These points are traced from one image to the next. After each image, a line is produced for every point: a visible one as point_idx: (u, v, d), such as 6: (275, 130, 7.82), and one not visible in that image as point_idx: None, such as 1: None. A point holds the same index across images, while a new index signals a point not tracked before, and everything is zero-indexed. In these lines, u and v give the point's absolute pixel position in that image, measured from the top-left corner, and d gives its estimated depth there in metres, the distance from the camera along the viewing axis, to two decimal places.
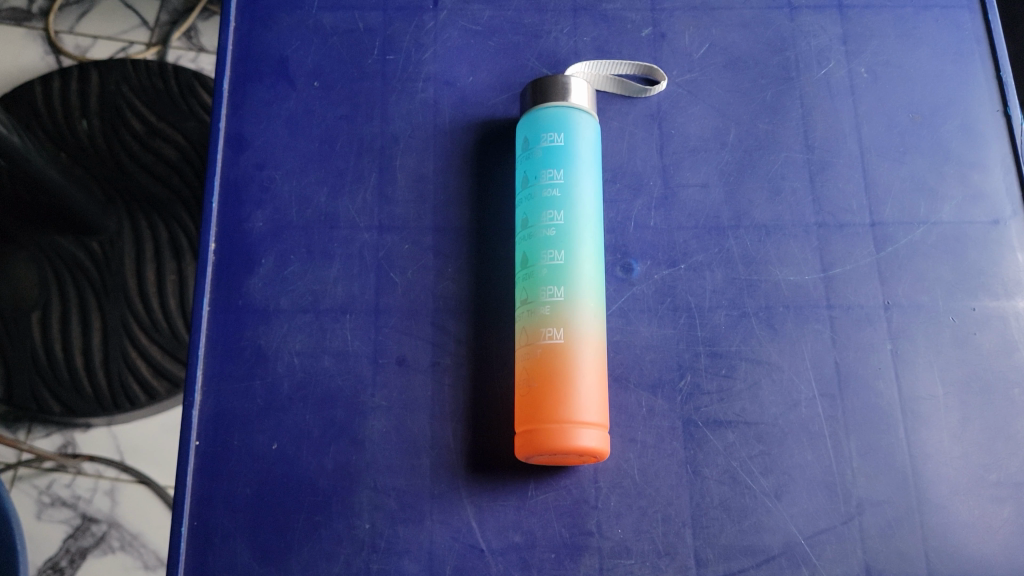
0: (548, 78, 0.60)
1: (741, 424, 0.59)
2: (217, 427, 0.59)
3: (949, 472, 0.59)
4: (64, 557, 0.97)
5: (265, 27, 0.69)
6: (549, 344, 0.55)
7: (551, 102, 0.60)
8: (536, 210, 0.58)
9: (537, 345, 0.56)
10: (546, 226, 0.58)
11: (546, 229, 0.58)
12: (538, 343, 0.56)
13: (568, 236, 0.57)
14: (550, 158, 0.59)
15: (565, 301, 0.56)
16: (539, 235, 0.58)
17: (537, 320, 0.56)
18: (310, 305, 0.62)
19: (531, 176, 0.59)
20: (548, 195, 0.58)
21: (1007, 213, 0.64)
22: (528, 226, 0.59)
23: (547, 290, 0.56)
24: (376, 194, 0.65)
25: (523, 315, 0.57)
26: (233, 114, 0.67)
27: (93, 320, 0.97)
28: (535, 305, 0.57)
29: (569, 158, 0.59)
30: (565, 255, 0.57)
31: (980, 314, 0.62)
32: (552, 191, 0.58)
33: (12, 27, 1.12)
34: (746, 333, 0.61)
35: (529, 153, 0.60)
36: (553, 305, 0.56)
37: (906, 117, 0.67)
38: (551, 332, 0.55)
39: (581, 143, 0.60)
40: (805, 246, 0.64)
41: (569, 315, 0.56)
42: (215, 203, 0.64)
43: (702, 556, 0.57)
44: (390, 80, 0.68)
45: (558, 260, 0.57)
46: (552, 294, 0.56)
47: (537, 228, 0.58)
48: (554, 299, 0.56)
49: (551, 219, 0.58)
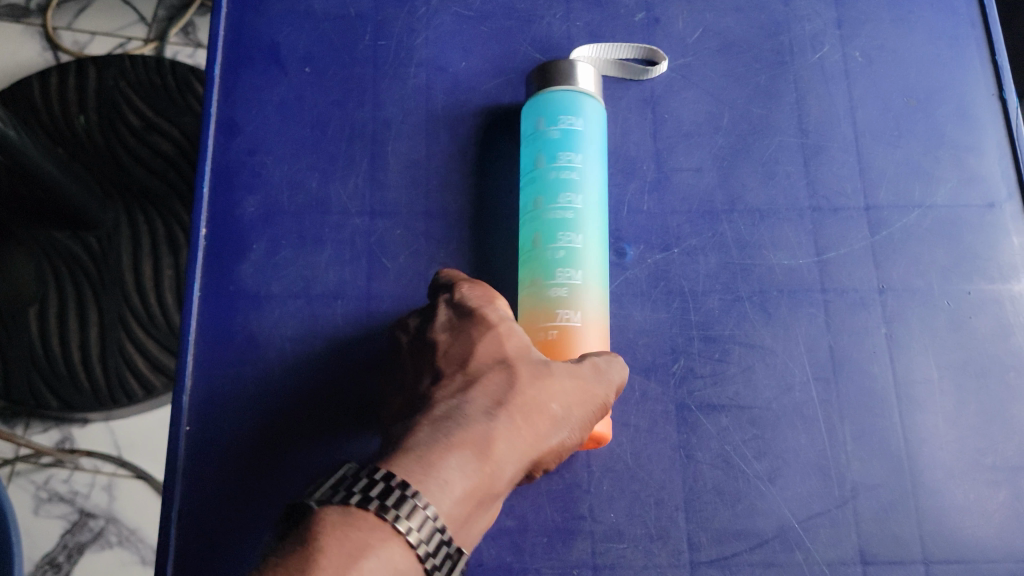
0: (559, 61, 0.59)
1: (734, 409, 0.59)
2: (208, 413, 0.59)
3: (944, 456, 0.58)
4: (62, 552, 0.96)
5: (257, 14, 0.69)
6: (565, 326, 0.55)
7: (567, 84, 0.59)
8: (554, 191, 0.57)
9: (553, 326, 0.55)
10: (563, 208, 0.57)
11: (565, 212, 0.57)
12: (553, 324, 0.55)
13: (586, 220, 0.57)
14: (569, 140, 0.58)
15: (581, 285, 0.56)
16: (556, 217, 0.57)
17: (552, 302, 0.55)
18: (301, 291, 0.62)
19: (547, 156, 0.58)
20: (566, 177, 0.58)
21: (1002, 197, 0.64)
22: (543, 207, 0.57)
23: (564, 272, 0.56)
24: (368, 179, 0.64)
25: (535, 292, 0.56)
26: (225, 100, 0.66)
27: (90, 315, 0.97)
28: (551, 286, 0.55)
29: (589, 142, 0.59)
30: (582, 239, 0.57)
31: (976, 298, 0.62)
32: (571, 173, 0.58)
33: (11, 24, 1.12)
34: (739, 317, 0.61)
35: (545, 133, 0.59)
36: (569, 288, 0.56)
37: (900, 101, 0.66)
38: (568, 315, 0.55)
39: (596, 128, 0.60)
40: (799, 230, 0.63)
41: (585, 299, 0.56)
42: (206, 189, 0.64)
43: (696, 539, 0.56)
44: (383, 66, 0.67)
45: (576, 243, 0.56)
46: (570, 277, 0.56)
47: (554, 210, 0.57)
48: (571, 282, 0.56)
49: (569, 202, 0.57)
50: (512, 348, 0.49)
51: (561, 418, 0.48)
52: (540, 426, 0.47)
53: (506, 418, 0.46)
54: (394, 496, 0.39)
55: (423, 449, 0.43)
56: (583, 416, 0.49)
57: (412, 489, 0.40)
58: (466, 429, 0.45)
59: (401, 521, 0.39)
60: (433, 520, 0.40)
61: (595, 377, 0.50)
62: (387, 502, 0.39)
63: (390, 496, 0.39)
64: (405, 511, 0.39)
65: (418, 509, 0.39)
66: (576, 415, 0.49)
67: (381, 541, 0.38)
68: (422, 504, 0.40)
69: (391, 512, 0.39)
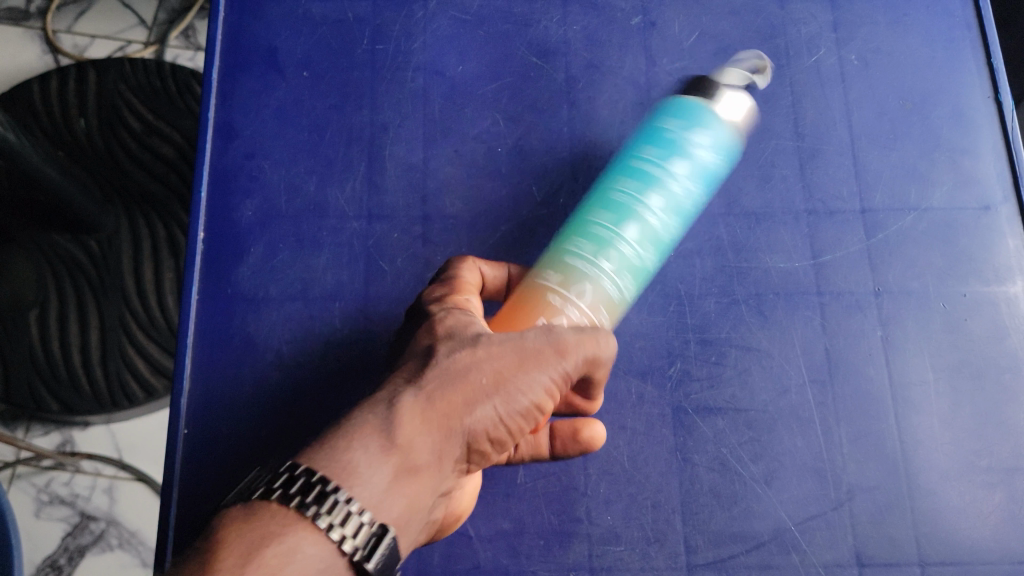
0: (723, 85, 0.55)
1: (731, 411, 0.59)
2: (206, 416, 0.59)
3: (940, 458, 0.58)
4: (62, 554, 0.96)
5: (254, 18, 0.69)
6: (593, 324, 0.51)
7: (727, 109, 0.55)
8: (654, 198, 0.53)
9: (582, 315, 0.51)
10: (649, 210, 0.53)
11: (652, 225, 0.53)
12: (585, 316, 0.51)
13: (659, 246, 0.53)
14: (696, 166, 0.54)
15: (622, 296, 0.53)
16: (643, 224, 0.52)
17: (599, 294, 0.51)
18: (299, 294, 0.62)
19: (668, 161, 0.53)
20: (673, 194, 0.53)
21: (997, 199, 0.64)
22: (636, 205, 0.53)
23: (620, 274, 0.52)
24: (366, 182, 0.65)
25: (589, 271, 0.52)
26: (223, 104, 0.67)
27: (91, 318, 0.97)
28: (600, 277, 0.51)
29: (707, 175, 0.55)
30: (647, 257, 0.53)
31: (971, 300, 0.62)
32: (678, 195, 0.53)
33: (10, 27, 1.12)
34: (735, 320, 0.61)
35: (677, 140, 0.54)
36: (614, 291, 0.52)
37: (896, 104, 0.66)
38: (600, 315, 0.52)
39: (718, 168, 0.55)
40: (795, 233, 0.63)
41: (615, 311, 0.53)
42: (204, 193, 0.64)
43: (692, 542, 0.56)
44: (380, 70, 0.68)
45: (642, 258, 0.53)
46: (624, 282, 0.52)
47: (642, 206, 0.52)
48: (619, 289, 0.52)
49: (661, 221, 0.53)
50: (453, 326, 0.48)
51: (495, 386, 0.45)
52: (468, 395, 0.44)
53: (419, 395, 0.44)
54: (297, 482, 0.39)
55: (336, 434, 0.42)
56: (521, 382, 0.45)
57: (318, 476, 0.40)
58: (378, 412, 0.43)
59: (305, 505, 0.38)
60: (337, 501, 0.39)
61: (535, 339, 0.46)
62: (292, 490, 0.39)
63: (294, 485, 0.39)
64: (309, 496, 0.39)
65: (323, 493, 0.39)
66: (512, 381, 0.45)
67: (283, 526, 0.38)
68: (328, 489, 0.39)
69: (294, 500, 0.38)
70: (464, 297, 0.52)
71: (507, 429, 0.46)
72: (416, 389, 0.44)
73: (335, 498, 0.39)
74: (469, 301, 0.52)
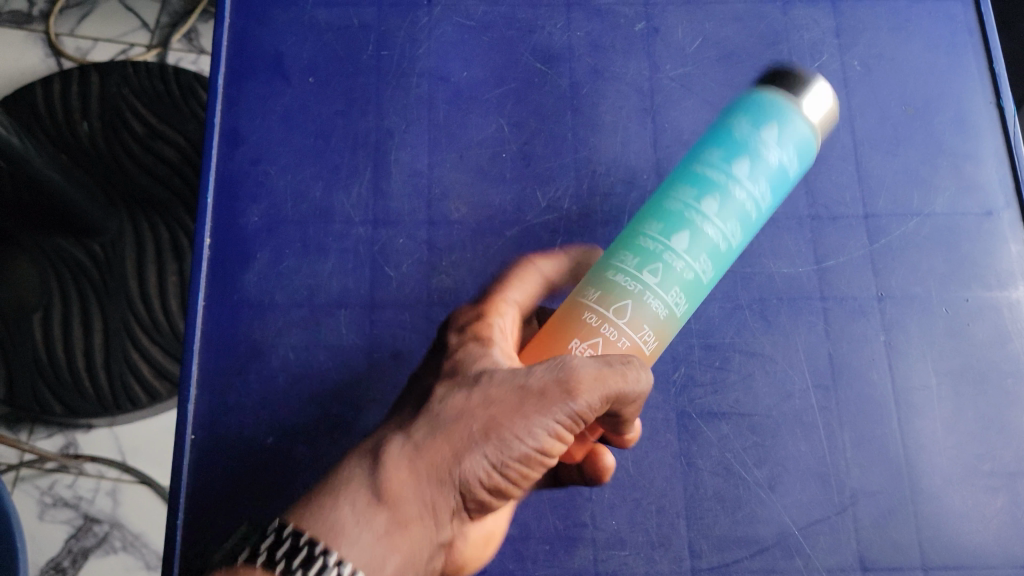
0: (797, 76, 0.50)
1: (735, 416, 0.60)
2: (213, 421, 0.59)
3: (943, 462, 0.59)
4: (66, 557, 0.97)
5: (260, 24, 0.69)
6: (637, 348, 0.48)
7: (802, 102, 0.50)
8: (717, 208, 0.49)
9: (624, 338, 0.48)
10: (707, 218, 0.48)
11: (712, 238, 0.49)
12: (630, 339, 0.48)
13: (719, 258, 0.49)
14: (762, 167, 0.49)
15: (677, 314, 0.49)
16: (701, 239, 0.48)
17: (644, 314, 0.48)
18: (305, 300, 0.62)
19: (730, 165, 0.49)
20: (736, 201, 0.49)
21: (1000, 204, 0.64)
22: (694, 217, 0.48)
23: (675, 292, 0.48)
24: (371, 188, 0.65)
25: (635, 289, 0.48)
26: (229, 110, 0.67)
27: (94, 322, 0.98)
28: (653, 298, 0.48)
29: (776, 179, 0.50)
30: (705, 272, 0.49)
31: (974, 305, 0.62)
32: (742, 201, 0.49)
33: (13, 30, 1.12)
34: (739, 325, 0.62)
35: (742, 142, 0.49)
36: (667, 311, 0.48)
37: (899, 109, 0.67)
38: (648, 337, 0.48)
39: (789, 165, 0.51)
40: (798, 238, 0.64)
41: (668, 329, 0.49)
42: (210, 199, 0.65)
43: (697, 547, 0.57)
44: (385, 76, 0.68)
45: (699, 272, 0.49)
46: (676, 301, 0.48)
47: (698, 214, 0.48)
48: (673, 308, 0.48)
49: (721, 231, 0.49)
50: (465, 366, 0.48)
51: (486, 435, 0.43)
52: (457, 446, 0.43)
53: (407, 444, 0.44)
54: (284, 545, 0.41)
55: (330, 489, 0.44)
56: (512, 429, 0.43)
57: (304, 537, 0.41)
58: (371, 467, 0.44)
59: (290, 570, 0.40)
60: (326, 564, 0.40)
61: (538, 380, 0.44)
62: (277, 552, 0.41)
63: (280, 547, 0.41)
64: (293, 560, 0.40)
65: (306, 557, 0.40)
66: (503, 428, 0.43)
67: None
68: (314, 552, 0.41)
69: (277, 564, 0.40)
70: (491, 318, 0.54)
71: (506, 477, 0.44)
72: (408, 438, 0.45)
73: (322, 561, 0.41)
74: (496, 321, 0.54)
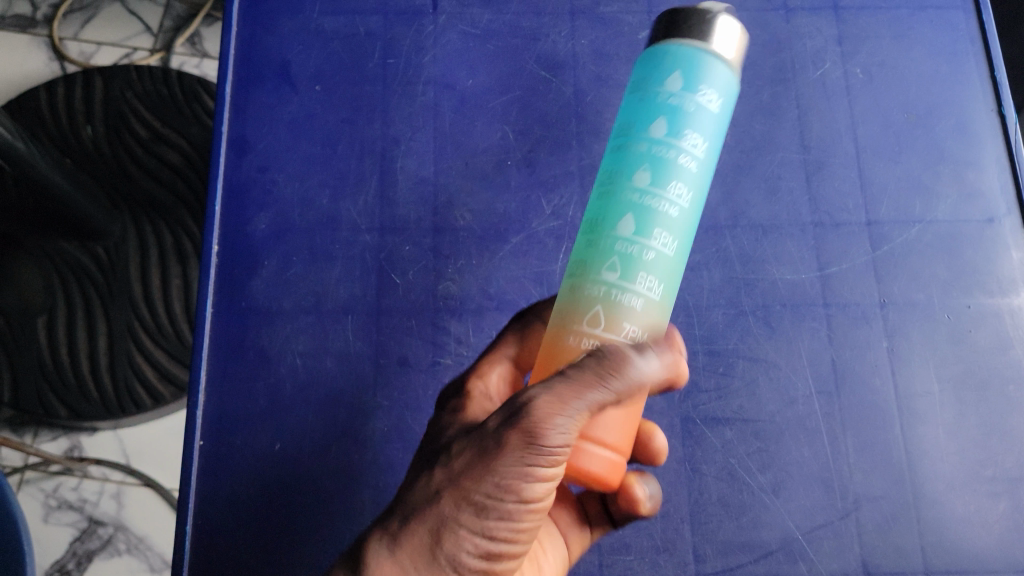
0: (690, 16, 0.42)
1: (739, 422, 0.60)
2: (221, 427, 0.60)
3: (945, 468, 0.59)
4: (71, 559, 0.97)
5: (267, 33, 0.70)
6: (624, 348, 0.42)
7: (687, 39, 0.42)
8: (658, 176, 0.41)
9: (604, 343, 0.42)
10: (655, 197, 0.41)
11: (667, 207, 0.41)
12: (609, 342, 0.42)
13: (683, 225, 0.42)
14: (696, 117, 0.41)
15: (658, 298, 0.42)
16: (654, 212, 0.41)
17: (620, 314, 0.42)
18: (312, 307, 0.63)
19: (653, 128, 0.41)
20: (680, 162, 0.41)
21: (1001, 211, 0.65)
22: (640, 194, 0.41)
23: (645, 279, 0.42)
24: (378, 196, 0.66)
25: (603, 292, 0.42)
26: (236, 118, 0.68)
27: (98, 326, 0.98)
28: (623, 294, 0.42)
29: (715, 125, 0.42)
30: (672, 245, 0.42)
31: (976, 311, 0.63)
32: (686, 159, 0.41)
33: (17, 34, 1.13)
34: (743, 331, 0.62)
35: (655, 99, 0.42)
36: (644, 300, 0.42)
37: (901, 117, 0.67)
38: (631, 332, 0.42)
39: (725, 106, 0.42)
40: (801, 245, 0.64)
41: (653, 316, 0.43)
42: (218, 206, 0.65)
43: (701, 552, 0.57)
44: (391, 84, 0.69)
45: (667, 247, 0.42)
46: (650, 287, 0.42)
47: (637, 197, 0.41)
48: (649, 295, 0.42)
49: (676, 195, 0.41)
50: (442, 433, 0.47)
51: (459, 504, 0.42)
52: (433, 522, 0.42)
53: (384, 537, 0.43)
54: None
55: None
56: (483, 491, 0.42)
57: None
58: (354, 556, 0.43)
59: None
60: None
61: (498, 435, 0.42)
62: None
63: None
64: None
65: None
66: (473, 491, 0.42)
67: None
68: None
69: None
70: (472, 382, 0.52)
71: (498, 540, 0.42)
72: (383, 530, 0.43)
73: None
74: (478, 386, 0.52)
